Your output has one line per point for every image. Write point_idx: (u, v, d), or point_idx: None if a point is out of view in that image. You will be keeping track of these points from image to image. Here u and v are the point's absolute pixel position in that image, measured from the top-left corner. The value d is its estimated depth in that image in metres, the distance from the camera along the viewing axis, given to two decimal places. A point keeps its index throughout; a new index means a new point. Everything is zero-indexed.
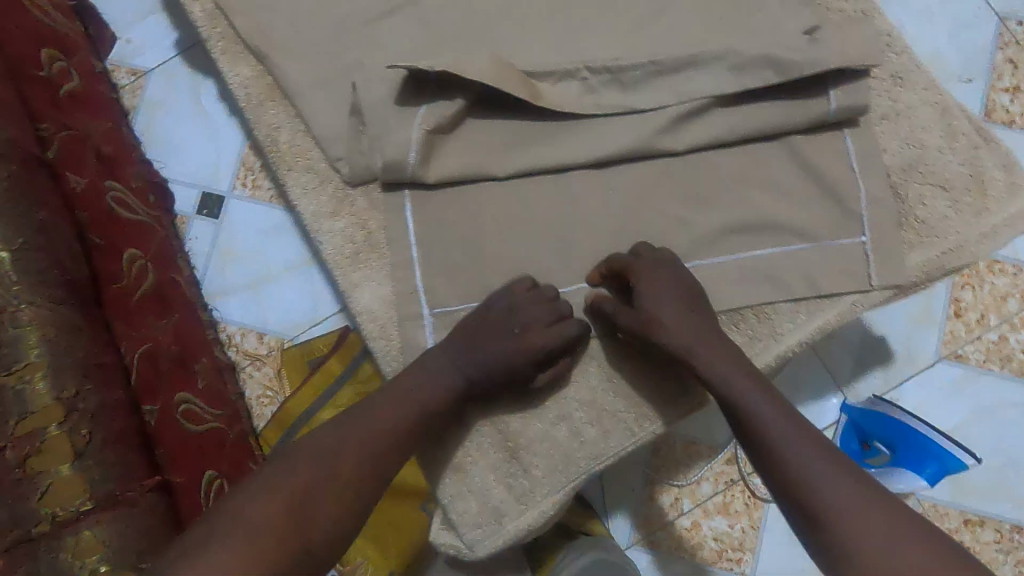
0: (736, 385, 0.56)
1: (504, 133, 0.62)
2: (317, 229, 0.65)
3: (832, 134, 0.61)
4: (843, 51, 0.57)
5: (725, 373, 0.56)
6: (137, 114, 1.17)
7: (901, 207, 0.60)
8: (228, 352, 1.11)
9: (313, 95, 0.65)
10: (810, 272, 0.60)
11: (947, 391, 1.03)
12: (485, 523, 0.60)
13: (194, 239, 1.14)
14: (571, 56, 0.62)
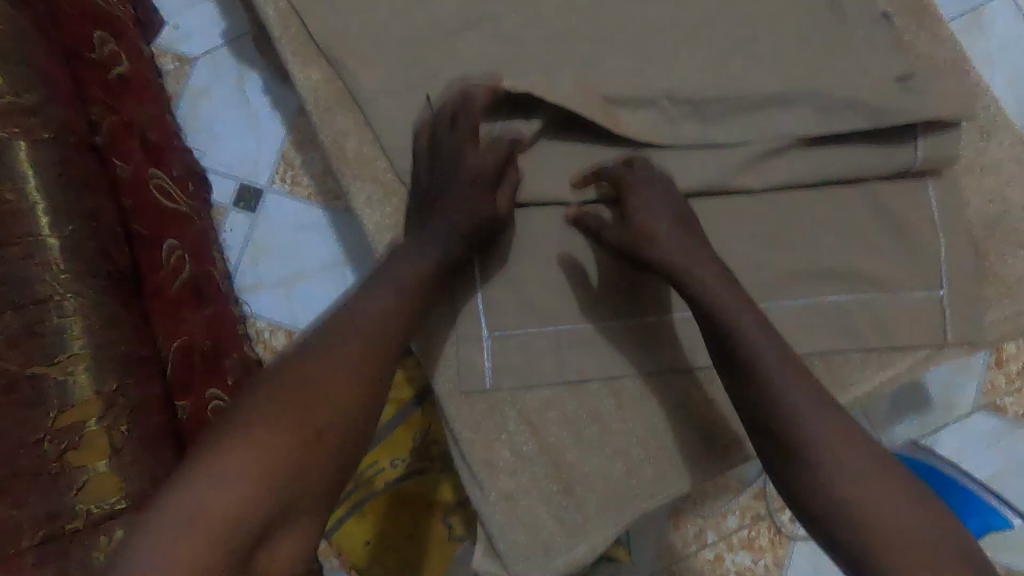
0: None
1: (579, 158, 0.61)
2: (378, 240, 0.64)
3: (915, 184, 0.60)
4: (936, 100, 0.56)
5: None
6: (181, 101, 1.17)
7: (981, 263, 0.59)
8: (257, 348, 1.10)
9: (386, 104, 0.64)
10: (883, 323, 0.59)
11: (983, 441, 1.01)
12: (534, 556, 0.58)
13: (229, 231, 1.14)
14: (651, 84, 0.61)
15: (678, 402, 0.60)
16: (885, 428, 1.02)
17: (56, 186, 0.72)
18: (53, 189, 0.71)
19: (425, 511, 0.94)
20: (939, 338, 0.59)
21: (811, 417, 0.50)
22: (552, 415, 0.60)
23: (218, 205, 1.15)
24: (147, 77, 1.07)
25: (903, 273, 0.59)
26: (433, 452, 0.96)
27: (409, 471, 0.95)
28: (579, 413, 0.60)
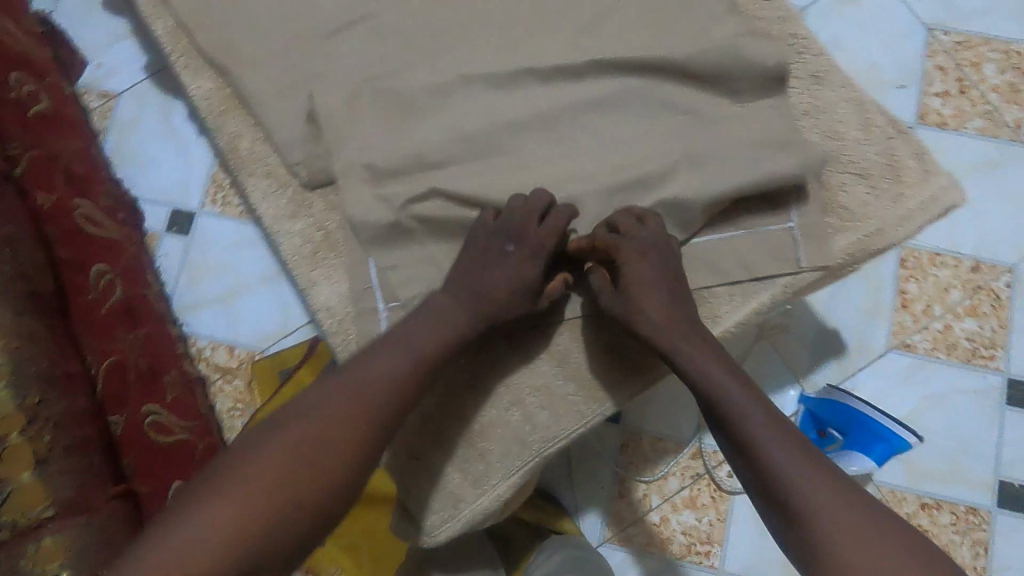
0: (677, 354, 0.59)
1: (454, 136, 0.66)
2: (276, 231, 0.68)
3: (759, 129, 0.66)
4: (752, 60, 0.64)
5: (669, 350, 0.60)
6: (109, 135, 1.20)
7: (824, 194, 0.65)
8: (198, 366, 1.11)
9: (270, 105, 0.68)
10: (744, 259, 0.64)
11: (898, 379, 1.07)
12: (442, 507, 0.63)
13: (165, 256, 1.16)
14: (513, 63, 0.67)
15: (566, 352, 0.64)
16: (807, 375, 1.07)
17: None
18: None
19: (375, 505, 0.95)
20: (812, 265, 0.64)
21: (765, 436, 0.56)
22: (451, 373, 0.64)
23: (151, 231, 1.17)
24: (70, 114, 1.10)
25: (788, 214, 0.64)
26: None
27: None
28: (476, 370, 0.64)
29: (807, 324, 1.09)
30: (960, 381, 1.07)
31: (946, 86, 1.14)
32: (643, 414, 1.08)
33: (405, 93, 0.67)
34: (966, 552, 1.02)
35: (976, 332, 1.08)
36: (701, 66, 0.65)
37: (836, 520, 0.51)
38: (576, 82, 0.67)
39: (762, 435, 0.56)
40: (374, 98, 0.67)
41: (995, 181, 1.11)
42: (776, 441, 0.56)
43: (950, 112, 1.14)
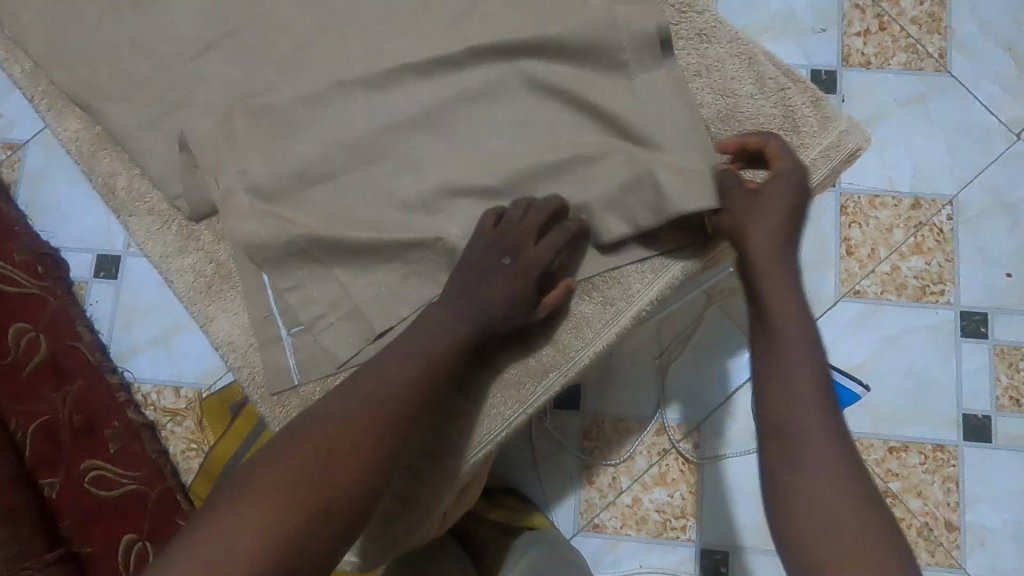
0: None
1: (335, 147, 0.63)
2: (165, 268, 0.64)
3: (650, 96, 0.63)
4: (631, 27, 0.62)
5: None
6: (19, 186, 1.15)
7: (725, 156, 0.63)
8: (146, 413, 1.04)
9: (143, 138, 0.65)
10: (648, 235, 0.62)
11: (851, 327, 1.06)
12: (376, 524, 0.64)
13: (95, 302, 1.08)
14: (386, 62, 0.64)
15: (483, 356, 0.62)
16: None
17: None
18: None
19: None
20: (774, 233, 0.58)
21: (797, 382, 0.54)
22: None
23: (77, 280, 1.10)
24: None
25: (782, 166, 0.60)
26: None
27: None
28: None
29: None
30: (913, 320, 1.06)
31: (866, 24, 1.12)
32: (603, 397, 1.07)
33: (278, 107, 0.64)
34: (937, 489, 1.02)
35: (923, 269, 1.07)
36: (578, 40, 0.63)
37: (827, 486, 0.51)
38: (453, 74, 0.64)
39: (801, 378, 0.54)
40: (250, 119, 0.64)
41: (925, 115, 1.10)
42: (814, 394, 0.54)
43: (872, 50, 1.12)
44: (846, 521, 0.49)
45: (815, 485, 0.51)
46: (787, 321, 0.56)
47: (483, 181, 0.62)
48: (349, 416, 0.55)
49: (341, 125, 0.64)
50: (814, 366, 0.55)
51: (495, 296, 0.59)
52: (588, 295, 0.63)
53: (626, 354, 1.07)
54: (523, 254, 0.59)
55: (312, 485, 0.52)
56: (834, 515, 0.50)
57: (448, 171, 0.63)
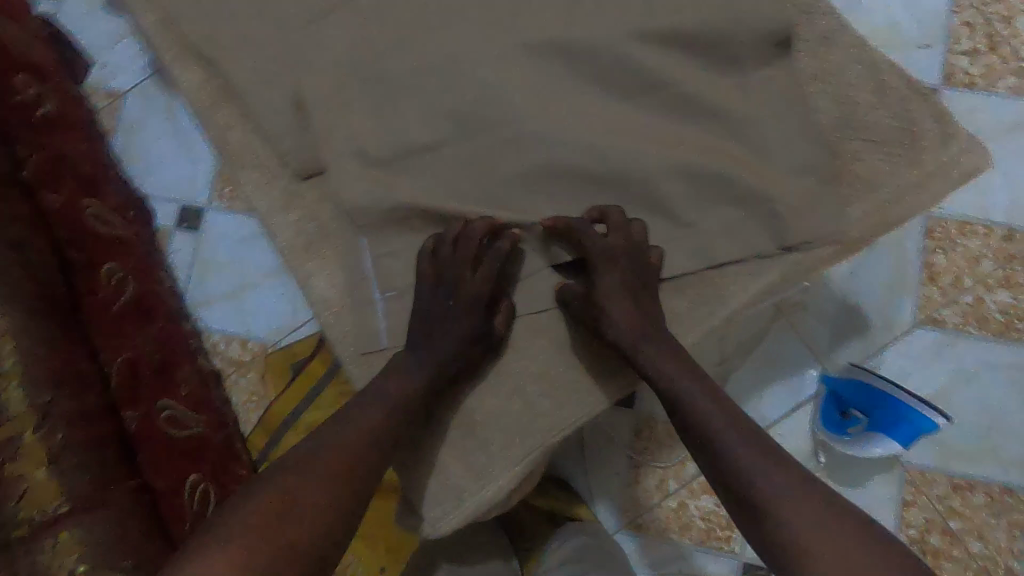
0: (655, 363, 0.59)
1: (443, 120, 0.64)
2: (269, 223, 0.66)
3: (765, 96, 0.62)
4: (755, 25, 0.61)
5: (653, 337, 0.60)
6: (115, 135, 1.20)
7: (839, 164, 0.62)
8: (212, 360, 1.13)
9: (259, 96, 0.67)
10: (751, 237, 0.61)
11: (925, 357, 1.02)
12: (444, 501, 0.61)
13: (175, 251, 1.16)
14: (500, 40, 0.64)
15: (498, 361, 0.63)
16: (829, 354, 1.03)
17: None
18: None
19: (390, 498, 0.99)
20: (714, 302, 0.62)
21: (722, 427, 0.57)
22: None
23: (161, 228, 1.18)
24: (77, 114, 1.11)
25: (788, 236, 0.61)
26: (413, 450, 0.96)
27: None
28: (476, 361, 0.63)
29: (825, 302, 1.04)
30: (991, 356, 1.02)
31: (975, 43, 1.07)
32: (659, 398, 1.06)
33: (390, 76, 0.65)
34: (1000, 533, 0.98)
35: (1010, 304, 1.02)
36: (699, 32, 0.62)
37: (803, 520, 0.51)
38: (566, 56, 0.64)
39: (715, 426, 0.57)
40: (362, 85, 0.65)
41: None
42: (749, 447, 0.56)
43: (978, 71, 1.07)
44: (828, 535, 0.50)
45: (792, 516, 0.52)
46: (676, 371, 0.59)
47: (586, 165, 0.62)
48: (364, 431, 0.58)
49: (451, 98, 0.64)
50: (736, 420, 0.58)
51: (446, 333, 0.61)
52: (682, 291, 0.63)
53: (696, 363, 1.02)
54: (461, 292, 0.61)
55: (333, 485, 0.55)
56: (823, 541, 0.50)
57: (552, 153, 0.63)
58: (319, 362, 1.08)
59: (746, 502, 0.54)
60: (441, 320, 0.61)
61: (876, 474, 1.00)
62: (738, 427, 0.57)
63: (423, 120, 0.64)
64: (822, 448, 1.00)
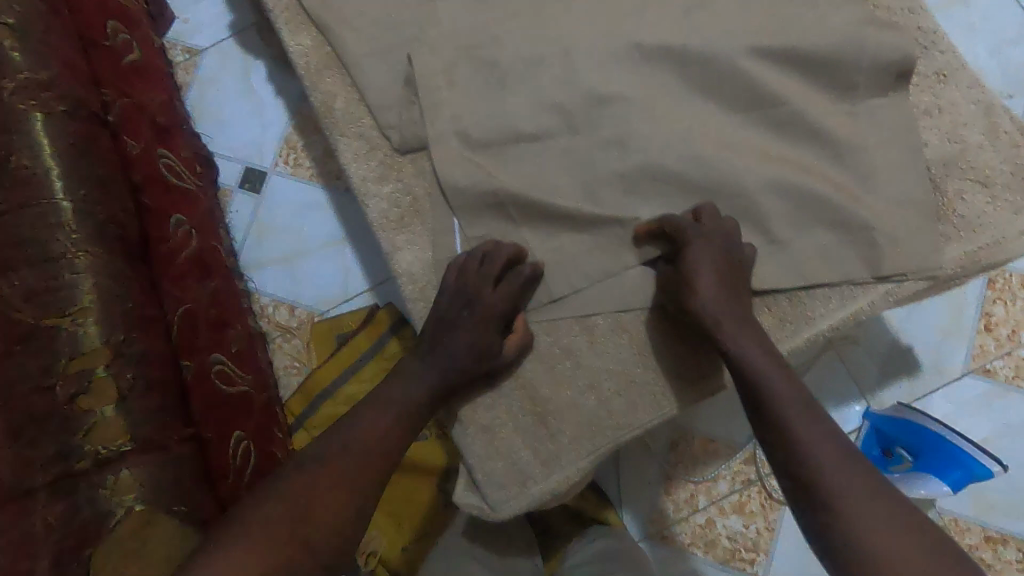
0: (755, 364, 0.57)
1: (549, 111, 0.65)
2: (364, 192, 0.67)
3: (873, 125, 0.63)
4: (874, 53, 0.61)
5: (744, 348, 0.58)
6: (190, 90, 1.22)
7: (940, 201, 0.62)
8: (260, 322, 1.15)
9: (369, 66, 0.68)
10: (844, 261, 0.62)
11: (974, 405, 1.01)
12: (510, 484, 0.62)
13: (235, 211, 1.19)
14: (618, 40, 0.66)
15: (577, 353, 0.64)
16: (874, 391, 1.03)
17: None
18: (67, 157, 0.79)
19: (420, 476, 1.03)
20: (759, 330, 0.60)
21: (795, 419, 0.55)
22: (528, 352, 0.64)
23: (224, 186, 1.20)
24: (158, 66, 1.10)
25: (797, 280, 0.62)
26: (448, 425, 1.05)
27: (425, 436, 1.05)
28: (554, 351, 0.64)
29: (877, 338, 1.04)
30: None
31: None
32: (699, 413, 1.06)
33: (503, 63, 0.66)
34: None
35: None
36: (817, 55, 0.62)
37: (874, 519, 0.50)
38: (680, 63, 0.65)
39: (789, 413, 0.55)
40: (473, 68, 0.67)
41: None
42: (822, 434, 0.54)
43: None
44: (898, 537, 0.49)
45: (860, 515, 0.50)
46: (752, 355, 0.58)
47: (684, 174, 0.64)
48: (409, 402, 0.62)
49: (560, 92, 0.65)
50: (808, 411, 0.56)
51: (460, 338, 0.61)
52: (769, 308, 0.63)
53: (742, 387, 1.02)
54: (479, 302, 0.61)
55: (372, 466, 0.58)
56: (893, 542, 0.49)
57: (655, 157, 0.64)
58: (370, 330, 1.10)
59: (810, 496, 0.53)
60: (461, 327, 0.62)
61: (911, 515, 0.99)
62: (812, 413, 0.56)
63: (531, 109, 0.65)
64: None
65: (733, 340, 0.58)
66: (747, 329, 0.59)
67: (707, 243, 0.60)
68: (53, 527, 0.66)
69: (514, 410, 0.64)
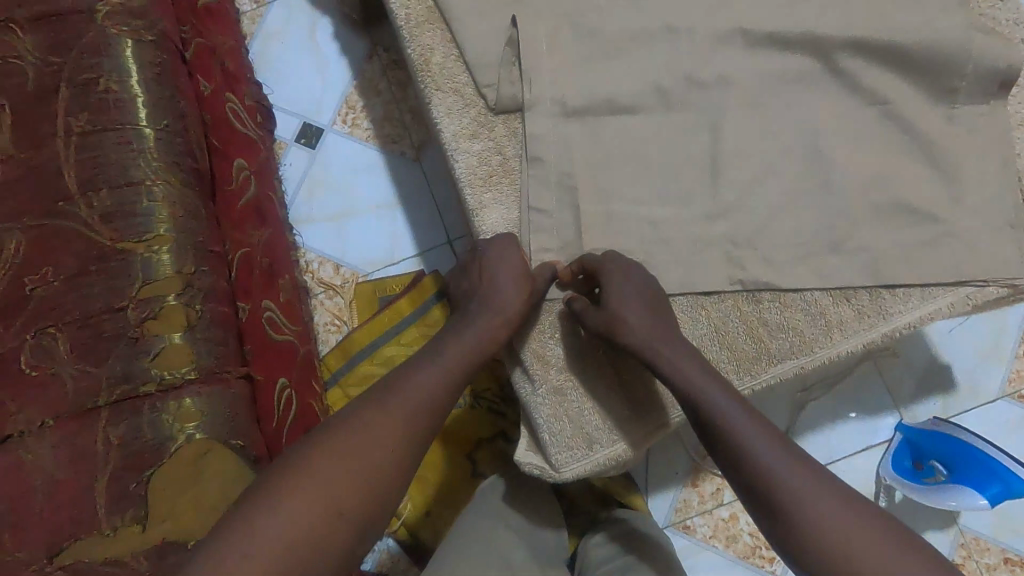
0: (698, 386, 0.61)
1: (647, 86, 0.68)
2: (455, 147, 0.69)
3: (962, 131, 0.65)
4: (981, 59, 0.64)
5: (705, 367, 0.63)
6: (254, 40, 1.22)
7: None
8: (305, 277, 1.15)
9: (472, 24, 0.69)
10: (917, 262, 0.64)
11: (1007, 428, 1.02)
12: (576, 448, 0.67)
13: (289, 165, 1.19)
14: (722, 25, 0.68)
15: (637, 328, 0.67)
16: (907, 404, 1.04)
17: (76, 88, 0.76)
18: (151, 88, 0.80)
19: (449, 443, 1.02)
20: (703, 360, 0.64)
21: (746, 430, 0.59)
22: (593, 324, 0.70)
23: (280, 139, 1.20)
24: (225, 9, 1.05)
25: (745, 308, 0.67)
26: (481, 395, 1.04)
27: None
28: None
29: (916, 352, 1.05)
30: None
31: None
32: None
33: (607, 34, 0.68)
34: None
35: None
36: (917, 55, 0.65)
37: (834, 519, 0.54)
38: (780, 51, 0.68)
39: (735, 424, 0.59)
40: (576, 34, 0.69)
41: None
42: (771, 440, 0.59)
43: None
44: (860, 528, 0.53)
45: (822, 517, 0.54)
46: (697, 376, 0.62)
47: (777, 161, 0.67)
48: (484, 347, 0.66)
49: (659, 68, 0.68)
50: (755, 417, 0.60)
51: (516, 295, 0.65)
52: (849, 300, 0.65)
53: (780, 389, 1.03)
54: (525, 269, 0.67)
55: (431, 405, 0.63)
56: (856, 539, 0.53)
57: (749, 143, 0.67)
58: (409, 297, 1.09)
59: (769, 502, 0.57)
60: (521, 287, 0.66)
61: (932, 529, 0.99)
62: (767, 430, 0.59)
63: (631, 80, 0.68)
64: (885, 493, 1.00)
65: (691, 355, 0.64)
66: (691, 354, 0.63)
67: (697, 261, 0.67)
68: (115, 445, 0.67)
69: (584, 372, 0.68)
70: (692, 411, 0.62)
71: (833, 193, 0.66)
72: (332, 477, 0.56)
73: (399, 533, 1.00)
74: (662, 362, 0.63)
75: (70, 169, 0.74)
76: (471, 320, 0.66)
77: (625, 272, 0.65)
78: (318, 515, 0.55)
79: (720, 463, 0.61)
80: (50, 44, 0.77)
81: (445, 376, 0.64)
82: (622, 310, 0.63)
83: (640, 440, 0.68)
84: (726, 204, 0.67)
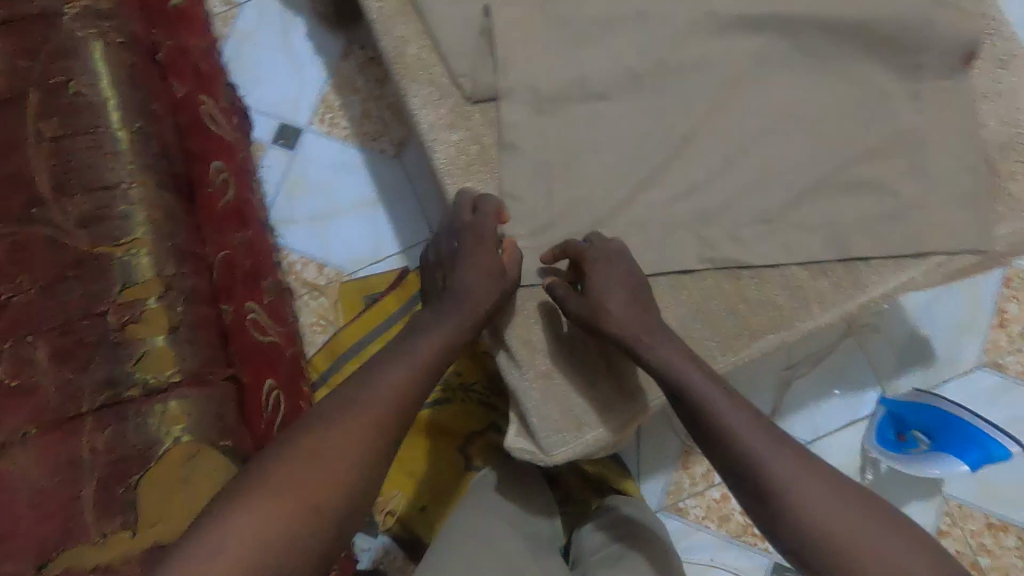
0: (675, 367, 0.62)
1: (621, 69, 0.68)
2: (432, 138, 0.70)
3: (928, 105, 0.68)
4: (942, 35, 0.67)
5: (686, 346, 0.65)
6: (227, 42, 1.21)
7: (994, 182, 0.68)
8: (289, 279, 1.14)
9: (446, 15, 0.70)
10: (888, 234, 0.66)
11: (985, 396, 1.04)
12: (566, 430, 0.67)
13: (268, 166, 1.18)
14: (693, 8, 0.69)
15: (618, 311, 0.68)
16: (889, 378, 1.06)
17: (45, 92, 0.75)
18: (122, 90, 0.79)
19: (440, 437, 1.03)
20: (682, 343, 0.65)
21: (725, 409, 0.60)
22: None
23: (258, 141, 1.19)
24: None
25: (727, 285, 0.68)
26: (470, 388, 1.04)
27: (433, 400, 1.04)
28: None
29: (895, 327, 1.07)
30: None
31: None
32: None
33: (580, 20, 0.69)
34: None
35: None
36: (881, 32, 0.67)
37: (814, 493, 0.55)
38: (751, 32, 0.69)
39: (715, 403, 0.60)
40: (550, 21, 0.69)
41: None
42: (750, 418, 0.60)
43: None
44: (839, 501, 0.55)
45: (803, 492, 0.55)
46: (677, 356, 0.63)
47: (751, 139, 0.68)
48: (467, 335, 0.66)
49: (632, 52, 0.68)
50: (734, 396, 0.61)
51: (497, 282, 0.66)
52: (827, 273, 0.67)
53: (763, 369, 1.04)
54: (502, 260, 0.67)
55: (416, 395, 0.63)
56: (836, 512, 0.54)
57: (722, 123, 0.68)
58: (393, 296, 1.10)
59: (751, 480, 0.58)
60: (502, 275, 0.66)
61: (917, 498, 1.02)
62: (746, 409, 0.61)
63: (606, 65, 0.68)
64: (871, 465, 1.02)
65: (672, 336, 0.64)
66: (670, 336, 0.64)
67: (677, 240, 0.67)
68: (100, 451, 0.66)
69: (568, 356, 0.69)
70: (672, 393, 0.63)
71: (806, 168, 0.67)
72: (316, 470, 0.56)
73: (394, 530, 1.01)
74: (640, 345, 0.63)
75: (42, 174, 0.73)
76: (454, 307, 0.66)
77: (609, 256, 0.65)
78: (302, 508, 0.54)
79: (703, 445, 0.62)
80: (18, 48, 0.76)
81: (429, 365, 0.64)
82: (602, 292, 0.64)
83: (628, 422, 0.69)
84: (702, 184, 0.68)
